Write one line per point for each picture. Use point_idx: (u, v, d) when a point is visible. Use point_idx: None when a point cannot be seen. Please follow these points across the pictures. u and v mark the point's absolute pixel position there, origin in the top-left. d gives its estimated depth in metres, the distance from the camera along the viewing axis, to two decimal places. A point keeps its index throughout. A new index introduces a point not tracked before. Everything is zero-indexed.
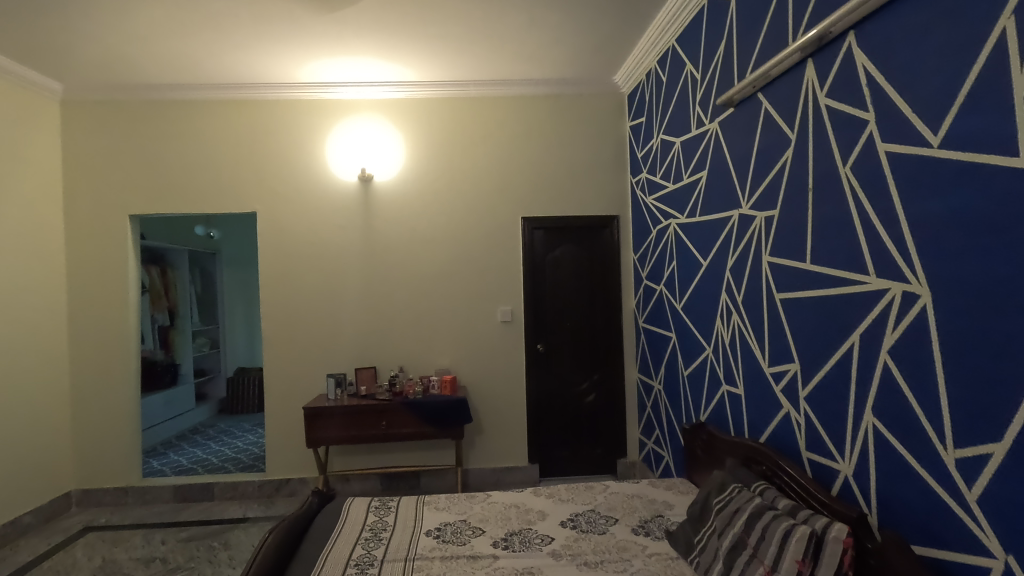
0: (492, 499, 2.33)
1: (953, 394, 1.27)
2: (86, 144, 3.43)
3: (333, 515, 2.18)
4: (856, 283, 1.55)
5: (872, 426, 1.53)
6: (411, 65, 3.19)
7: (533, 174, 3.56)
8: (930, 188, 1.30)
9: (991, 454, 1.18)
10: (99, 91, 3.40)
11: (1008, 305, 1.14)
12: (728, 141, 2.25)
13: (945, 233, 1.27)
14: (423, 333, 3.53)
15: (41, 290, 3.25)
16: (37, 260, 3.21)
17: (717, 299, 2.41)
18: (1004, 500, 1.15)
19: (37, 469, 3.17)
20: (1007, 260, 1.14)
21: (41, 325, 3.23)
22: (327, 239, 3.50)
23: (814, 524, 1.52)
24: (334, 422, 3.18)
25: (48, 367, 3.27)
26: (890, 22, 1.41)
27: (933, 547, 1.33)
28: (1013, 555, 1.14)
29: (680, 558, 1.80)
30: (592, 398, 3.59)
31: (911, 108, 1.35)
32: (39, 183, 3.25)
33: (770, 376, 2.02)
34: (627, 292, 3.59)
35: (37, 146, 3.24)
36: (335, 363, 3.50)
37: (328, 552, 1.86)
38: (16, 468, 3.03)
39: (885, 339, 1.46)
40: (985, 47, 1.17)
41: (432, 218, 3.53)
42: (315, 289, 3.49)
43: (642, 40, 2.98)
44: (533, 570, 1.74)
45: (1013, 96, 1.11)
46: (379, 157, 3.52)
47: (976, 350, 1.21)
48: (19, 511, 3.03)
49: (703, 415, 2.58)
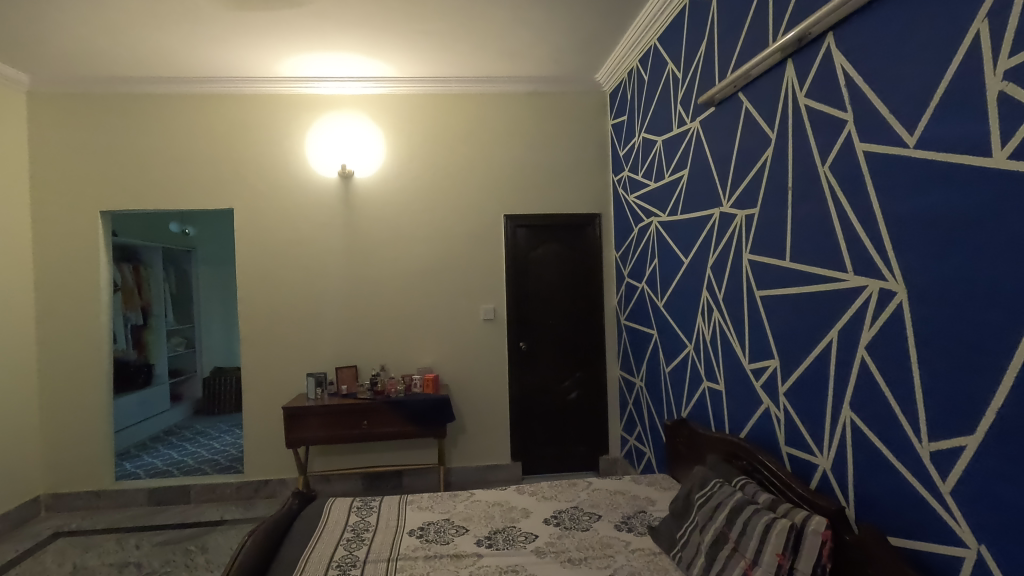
0: (475, 497, 2.32)
1: (928, 389, 1.30)
2: (54, 138, 3.32)
3: (314, 516, 2.15)
4: (835, 281, 1.58)
5: (849, 420, 1.56)
6: (394, 61, 3.16)
7: (515, 172, 3.55)
8: (907, 188, 1.33)
9: (964, 447, 1.21)
10: (68, 83, 3.30)
11: (981, 301, 1.17)
12: (709, 139, 2.28)
13: (921, 231, 1.29)
14: (405, 331, 3.50)
15: (8, 288, 3.15)
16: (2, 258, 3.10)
17: (698, 297, 2.43)
18: (976, 491, 1.19)
19: (4, 474, 3.07)
20: (980, 258, 1.17)
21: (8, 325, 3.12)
22: (307, 236, 3.45)
23: (794, 518, 1.55)
24: (314, 422, 3.14)
25: (15, 368, 3.17)
26: (868, 23, 1.43)
27: (908, 538, 1.37)
28: (985, 544, 1.17)
29: (662, 553, 1.82)
30: (574, 396, 3.60)
31: (889, 108, 1.37)
32: (5, 178, 3.14)
33: (751, 372, 2.04)
34: (609, 290, 3.61)
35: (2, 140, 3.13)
36: (315, 362, 3.45)
37: (310, 553, 1.84)
38: None
39: (862, 335, 1.49)
40: (958, 50, 1.20)
41: (413, 215, 3.50)
42: (295, 287, 3.44)
43: (625, 39, 2.99)
44: (518, 568, 1.74)
45: (986, 97, 1.14)
46: (360, 153, 3.48)
47: (951, 345, 1.24)
48: None
49: (684, 412, 2.60)
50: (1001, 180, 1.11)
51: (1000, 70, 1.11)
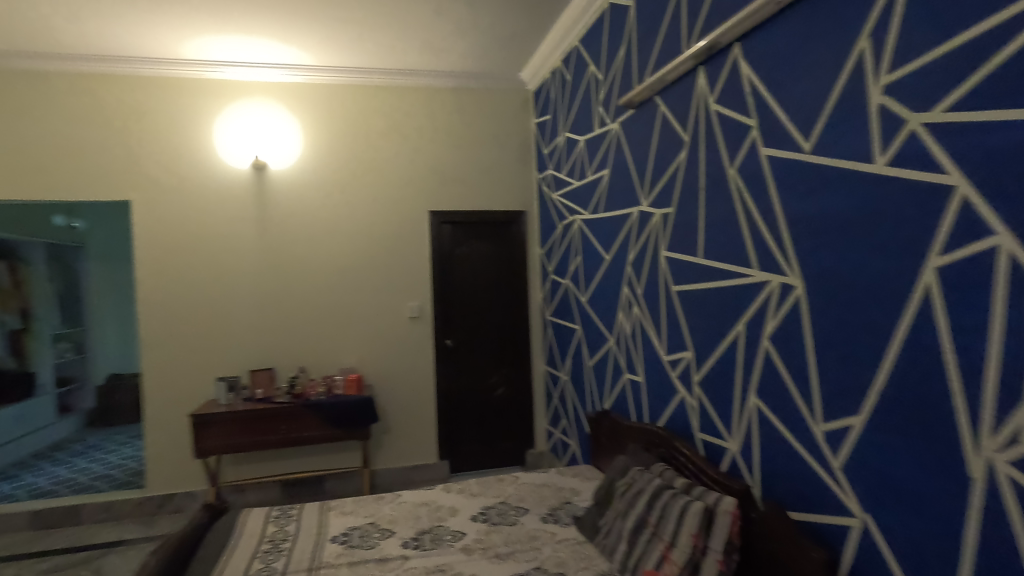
0: (401, 499, 2.27)
1: (820, 375, 1.43)
2: None
3: (226, 530, 2.02)
4: (742, 276, 1.70)
5: (754, 407, 1.68)
6: (311, 49, 3.02)
7: (439, 168, 3.51)
8: (804, 191, 1.45)
9: (851, 427, 1.34)
10: None
11: (864, 294, 1.30)
12: (628, 140, 2.36)
13: (816, 230, 1.41)
14: (326, 332, 3.36)
15: None
16: None
17: (619, 292, 2.52)
18: (862, 466, 1.31)
19: None
20: (864, 255, 1.29)
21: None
22: (216, 231, 3.23)
23: (706, 499, 1.65)
24: (226, 429, 2.95)
25: None
26: (771, 36, 1.54)
27: (804, 513, 1.49)
28: (869, 514, 1.30)
29: (586, 542, 1.87)
30: (501, 392, 3.61)
31: (788, 116, 1.49)
32: None
33: (667, 364, 2.15)
34: (535, 287, 3.66)
35: None
36: (227, 365, 3.24)
37: (222, 569, 1.72)
38: None
39: (766, 327, 1.61)
40: (846, 65, 1.32)
41: (333, 210, 3.37)
42: (203, 286, 3.21)
43: (548, 39, 3.04)
44: (445, 567, 1.72)
45: (869, 109, 1.26)
46: (275, 144, 3.28)
47: (840, 335, 1.37)
48: None
49: (606, 403, 2.69)
50: (881, 184, 1.23)
51: (880, 84, 1.23)
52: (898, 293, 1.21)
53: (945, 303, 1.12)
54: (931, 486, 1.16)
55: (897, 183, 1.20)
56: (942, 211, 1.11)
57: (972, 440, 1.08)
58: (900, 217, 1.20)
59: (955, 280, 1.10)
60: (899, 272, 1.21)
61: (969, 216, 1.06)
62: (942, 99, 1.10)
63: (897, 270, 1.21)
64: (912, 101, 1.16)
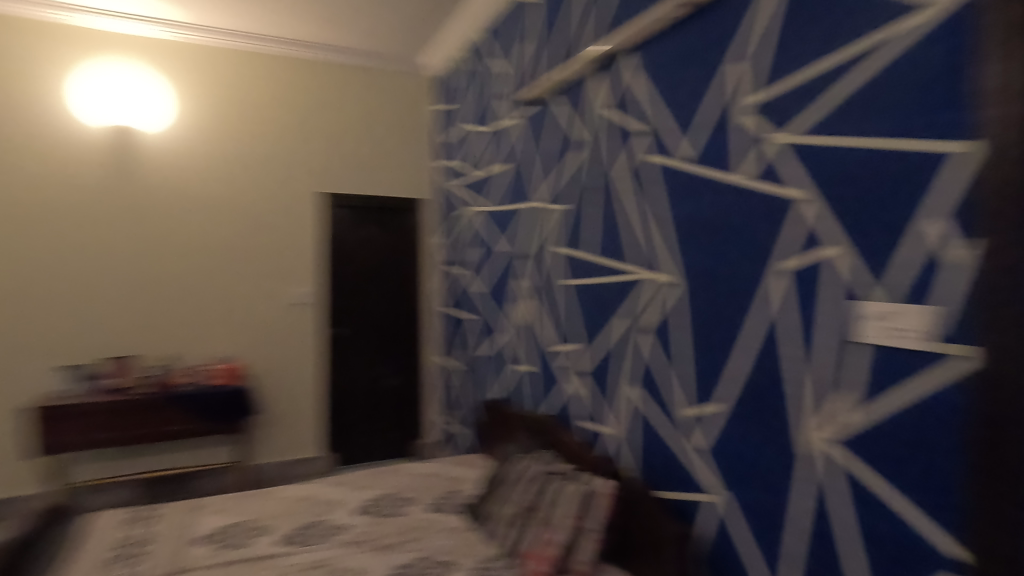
0: (281, 493, 2.28)
1: (693, 364, 1.62)
2: None
3: (76, 534, 1.91)
4: (628, 272, 1.87)
5: (635, 395, 1.85)
6: (198, 6, 2.93)
7: (336, 149, 3.55)
8: (687, 196, 1.63)
9: (719, 411, 1.53)
10: None
11: (732, 293, 1.49)
12: (527, 133, 2.54)
13: (694, 234, 1.61)
14: (199, 310, 3.28)
15: None
16: None
17: (514, 284, 2.69)
18: (721, 447, 1.52)
19: None
20: (732, 259, 1.49)
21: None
22: (64, 198, 3.01)
23: (586, 483, 1.79)
24: (98, 421, 2.82)
25: None
26: (663, 51, 1.73)
27: (672, 491, 1.69)
28: (727, 489, 1.50)
29: (474, 528, 1.99)
30: (394, 382, 3.73)
31: (678, 126, 1.67)
32: None
33: (558, 355, 2.32)
34: (431, 278, 3.81)
35: None
36: (93, 352, 3.08)
37: (96, 529, 1.95)
38: None
39: (648, 320, 1.79)
40: (727, 83, 1.50)
41: (213, 187, 3.29)
42: (69, 256, 3.03)
43: (458, 27, 3.19)
44: (296, 536, 1.93)
45: (744, 126, 1.45)
46: (146, 107, 3.12)
47: (710, 327, 1.56)
48: None
49: (499, 393, 2.87)
50: (752, 197, 1.42)
51: (753, 105, 1.42)
52: (757, 292, 1.42)
53: (794, 301, 1.32)
54: (775, 462, 1.37)
55: (763, 195, 1.39)
56: (794, 220, 1.32)
57: (809, 420, 1.29)
58: (765, 228, 1.39)
59: (801, 280, 1.30)
60: (760, 272, 1.41)
61: (815, 228, 1.27)
62: (799, 123, 1.30)
63: (758, 272, 1.42)
64: (777, 123, 1.36)
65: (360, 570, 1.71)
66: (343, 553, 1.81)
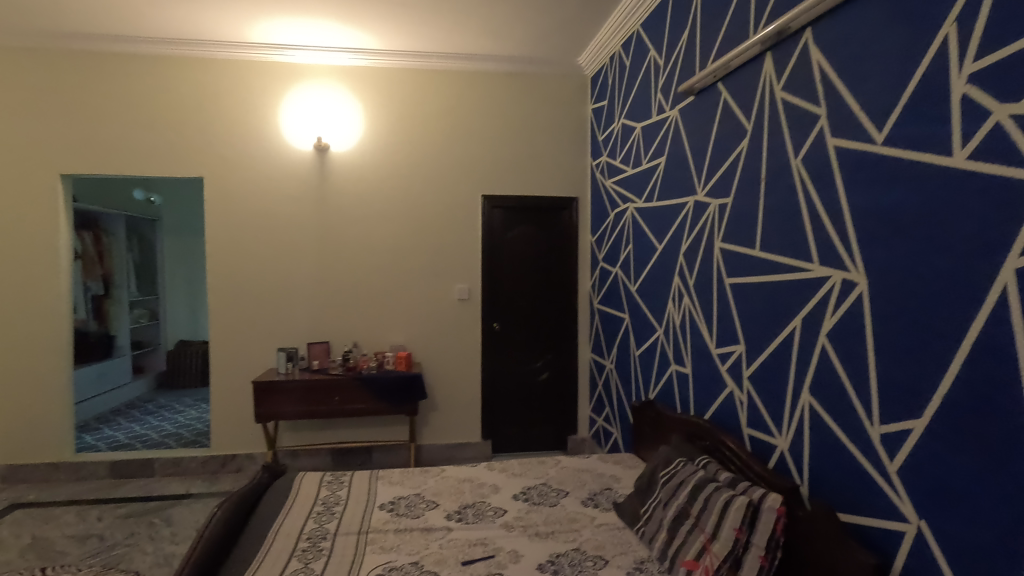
0: (446, 473, 2.47)
1: (882, 374, 1.43)
2: (47, 96, 3.38)
3: (285, 489, 2.26)
4: (801, 270, 1.71)
5: (808, 404, 1.70)
6: (374, 33, 3.28)
7: (492, 154, 3.75)
8: (874, 185, 1.44)
9: (912, 430, 1.34)
10: (62, 37, 3.32)
11: (933, 295, 1.29)
12: (685, 127, 2.45)
13: (883, 228, 1.41)
14: (377, 304, 3.69)
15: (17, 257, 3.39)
16: (15, 224, 3.38)
17: (669, 283, 2.62)
18: (917, 471, 1.32)
19: (27, 431, 3.45)
20: (935, 256, 1.28)
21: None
22: (273, 208, 3.57)
23: (751, 495, 1.68)
24: (296, 397, 3.31)
25: (14, 337, 3.42)
26: (844, 24, 1.54)
27: (855, 514, 1.52)
28: (925, 519, 1.30)
29: (626, 528, 1.98)
30: (545, 376, 3.86)
31: (861, 107, 1.48)
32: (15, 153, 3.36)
33: (717, 357, 2.22)
34: (583, 276, 3.88)
35: (29, 110, 3.37)
36: (292, 337, 3.62)
37: (299, 486, 2.29)
38: (21, 427, 3.44)
39: (824, 323, 1.62)
40: (929, 52, 1.29)
41: (387, 195, 3.66)
42: (276, 257, 3.58)
43: (609, 23, 3.17)
44: (459, 513, 2.08)
45: (951, 100, 1.23)
46: (336, 126, 3.59)
47: (904, 334, 1.36)
48: (36, 458, 3.46)
49: (652, 393, 2.82)
50: (963, 182, 1.21)
51: (965, 73, 1.20)
52: (969, 294, 1.20)
53: (1021, 307, 1.10)
54: (991, 496, 1.16)
55: (980, 179, 1.17)
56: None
57: None
58: (982, 219, 1.17)
59: None
60: (974, 271, 1.19)
61: None
62: None
63: (970, 270, 1.20)
64: (999, 93, 1.13)
65: (519, 553, 1.79)
66: (502, 538, 1.89)
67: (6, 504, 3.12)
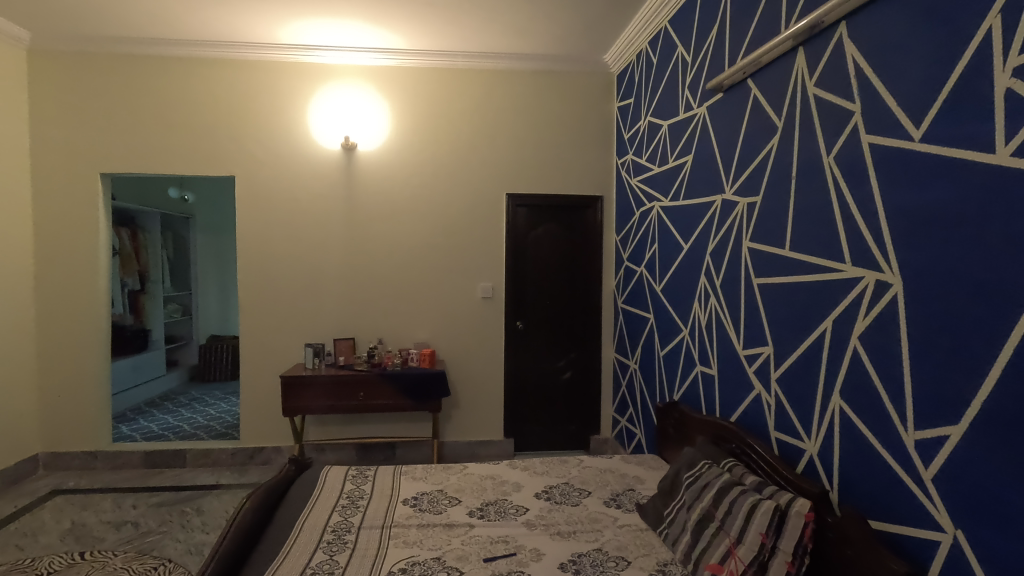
0: (468, 470, 2.49)
1: (917, 379, 1.38)
2: (86, 98, 3.49)
3: (311, 482, 2.31)
4: (833, 270, 1.67)
5: (838, 408, 1.66)
6: (401, 33, 3.31)
7: (516, 153, 3.75)
8: (910, 183, 1.40)
9: (948, 437, 1.30)
10: (102, 40, 3.43)
11: (973, 297, 1.24)
12: (713, 125, 2.42)
13: (919, 227, 1.37)
14: (402, 301, 3.72)
15: (55, 253, 3.52)
16: (56, 221, 3.52)
17: (695, 282, 2.59)
18: (954, 479, 1.28)
19: (65, 422, 3.58)
20: (976, 257, 1.23)
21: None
22: (301, 206, 3.63)
23: (778, 499, 1.65)
24: (322, 391, 3.37)
25: (53, 330, 3.55)
26: (880, 18, 1.50)
27: (887, 522, 1.47)
28: (962, 530, 1.26)
29: (649, 529, 1.96)
30: (568, 375, 3.86)
31: (897, 104, 1.43)
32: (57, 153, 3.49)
33: (744, 358, 2.18)
34: (608, 275, 3.85)
35: (69, 112, 3.49)
36: (319, 333, 3.68)
37: (325, 480, 2.33)
38: (60, 419, 3.57)
39: (857, 325, 1.58)
40: (970, 46, 1.24)
41: (412, 193, 3.70)
42: (303, 254, 3.65)
43: (636, 20, 3.14)
44: (481, 510, 2.09)
45: (994, 95, 1.18)
46: (362, 125, 3.64)
47: (941, 337, 1.32)
48: (75, 447, 3.59)
49: (676, 395, 2.79)
50: (1006, 180, 1.16)
51: (1009, 67, 1.16)
52: (1012, 297, 1.16)
53: None
54: None
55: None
56: None
57: None
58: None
59: None
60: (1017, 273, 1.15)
61: None
62: None
63: (1013, 272, 1.15)
64: None
65: (541, 551, 1.79)
66: (522, 535, 1.90)
67: (46, 491, 3.25)
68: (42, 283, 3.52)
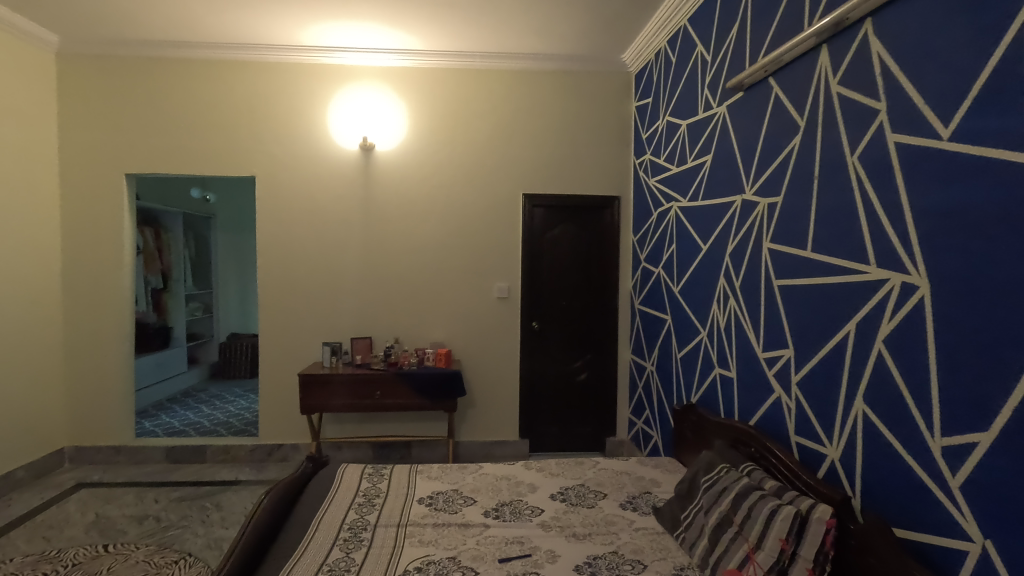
0: (483, 470, 2.49)
1: (945, 384, 1.35)
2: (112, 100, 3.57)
3: (328, 480, 2.32)
4: (857, 272, 1.64)
5: (861, 413, 1.63)
6: (419, 34, 3.33)
7: (533, 153, 3.75)
8: (938, 184, 1.36)
9: (977, 444, 1.26)
10: (127, 44, 3.51)
11: (1004, 300, 1.20)
12: (733, 124, 2.38)
13: (948, 229, 1.33)
14: (418, 300, 3.74)
15: (84, 251, 3.61)
16: (83, 220, 3.60)
17: (714, 284, 2.56)
18: (982, 487, 1.24)
19: (91, 416, 3.66)
20: (1007, 259, 1.20)
21: (20, 287, 3.32)
22: (319, 206, 3.67)
23: (799, 505, 1.62)
24: (339, 389, 3.40)
25: (80, 326, 3.63)
26: (906, 14, 1.46)
27: (912, 530, 1.44)
28: (991, 540, 1.22)
29: (666, 533, 1.94)
30: (583, 376, 3.84)
31: (925, 102, 1.40)
32: (84, 154, 3.58)
33: (764, 361, 2.15)
34: (625, 276, 3.82)
35: (96, 114, 3.57)
36: (337, 332, 3.72)
37: (342, 478, 2.35)
38: (86, 412, 3.65)
39: (881, 328, 1.55)
40: (1002, 42, 1.21)
41: (429, 193, 3.71)
42: (322, 253, 3.68)
43: (655, 19, 3.12)
44: (496, 510, 2.09)
45: None
46: (380, 126, 3.67)
47: (971, 342, 1.28)
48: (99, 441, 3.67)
49: (694, 397, 2.76)
50: None
51: None
52: None
53: None
54: None
55: None
56: None
57: None
58: None
59: None
60: None
61: None
62: None
63: None
64: None
65: (556, 553, 1.79)
66: (537, 536, 1.90)
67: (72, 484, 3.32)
68: (70, 280, 3.61)
